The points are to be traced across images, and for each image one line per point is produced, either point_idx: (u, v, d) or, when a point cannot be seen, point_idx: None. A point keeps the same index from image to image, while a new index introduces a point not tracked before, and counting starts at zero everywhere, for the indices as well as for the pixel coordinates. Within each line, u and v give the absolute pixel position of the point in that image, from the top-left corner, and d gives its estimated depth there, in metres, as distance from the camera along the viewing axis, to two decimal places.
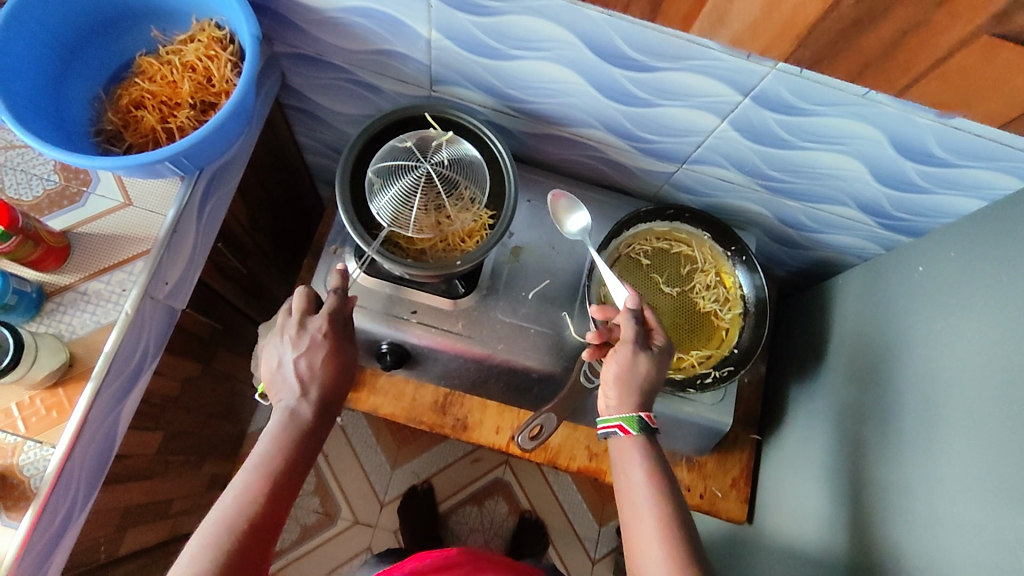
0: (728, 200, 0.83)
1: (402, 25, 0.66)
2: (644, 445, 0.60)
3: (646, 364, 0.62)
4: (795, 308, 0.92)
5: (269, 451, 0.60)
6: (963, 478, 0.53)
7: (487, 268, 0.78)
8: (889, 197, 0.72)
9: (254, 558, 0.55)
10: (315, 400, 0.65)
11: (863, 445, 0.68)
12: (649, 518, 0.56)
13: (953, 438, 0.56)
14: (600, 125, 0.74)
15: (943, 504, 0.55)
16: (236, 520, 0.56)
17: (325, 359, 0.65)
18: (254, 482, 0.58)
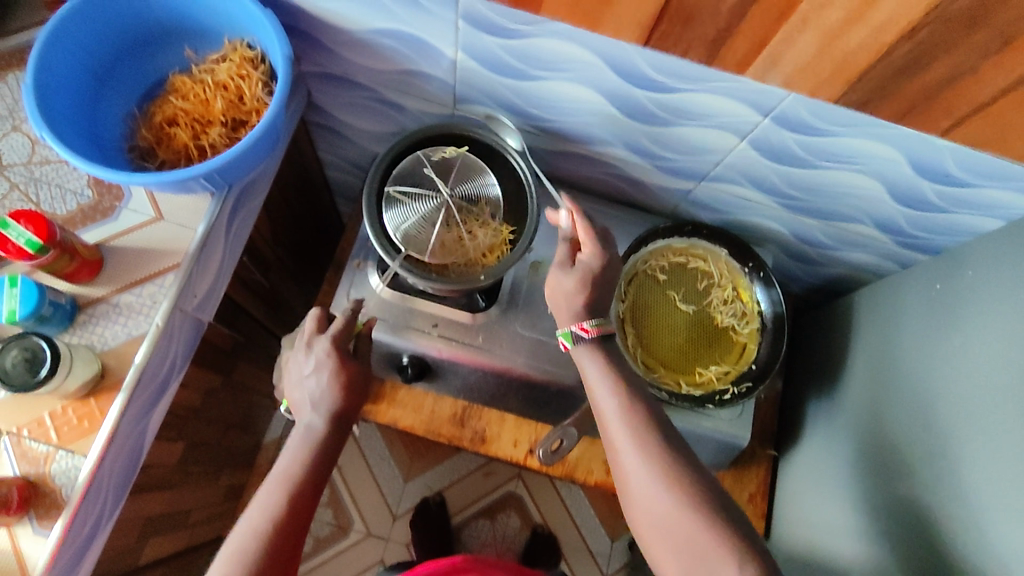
0: (745, 217, 0.84)
1: (429, 46, 0.68)
2: (590, 349, 0.64)
3: (566, 280, 0.66)
4: (811, 325, 0.93)
5: (290, 463, 0.62)
6: (988, 496, 0.54)
7: (507, 283, 0.79)
8: (906, 216, 0.72)
9: (278, 565, 0.56)
10: (328, 413, 0.65)
11: (884, 463, 0.68)
12: (615, 417, 0.60)
13: (977, 456, 0.56)
14: (620, 144, 0.76)
15: (968, 523, 0.55)
16: (258, 527, 0.57)
17: (331, 377, 0.65)
18: (277, 492, 0.60)
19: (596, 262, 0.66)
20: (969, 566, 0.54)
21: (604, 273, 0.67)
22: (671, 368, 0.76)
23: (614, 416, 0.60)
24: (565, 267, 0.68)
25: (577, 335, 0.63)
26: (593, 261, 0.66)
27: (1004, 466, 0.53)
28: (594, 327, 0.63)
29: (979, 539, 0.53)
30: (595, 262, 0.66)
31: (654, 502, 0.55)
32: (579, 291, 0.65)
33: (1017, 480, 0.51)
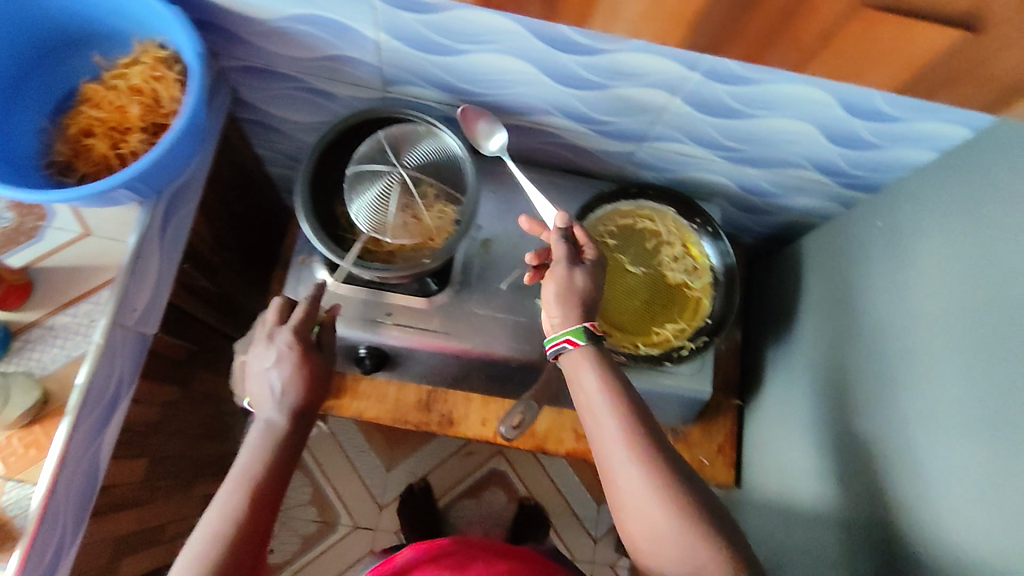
0: (691, 174, 0.84)
1: (347, 29, 0.66)
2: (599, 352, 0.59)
3: (579, 278, 0.62)
4: (765, 273, 0.94)
5: (250, 462, 0.61)
6: (927, 421, 0.55)
7: (457, 263, 0.79)
8: (845, 157, 0.73)
9: (244, 567, 0.55)
10: (287, 410, 0.65)
11: (836, 403, 0.70)
12: (615, 439, 0.54)
13: (918, 385, 0.58)
14: (558, 112, 0.74)
15: (909, 452, 0.57)
16: (222, 527, 0.56)
17: (292, 371, 0.65)
18: (237, 494, 0.59)
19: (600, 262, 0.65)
20: (910, 492, 0.56)
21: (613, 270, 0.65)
22: (628, 330, 0.77)
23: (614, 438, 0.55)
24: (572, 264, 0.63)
25: (592, 331, 0.59)
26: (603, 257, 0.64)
27: (942, 391, 0.54)
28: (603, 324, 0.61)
29: (918, 467, 0.55)
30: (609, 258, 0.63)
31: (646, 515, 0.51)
32: (592, 288, 0.62)
33: (955, 407, 0.53)
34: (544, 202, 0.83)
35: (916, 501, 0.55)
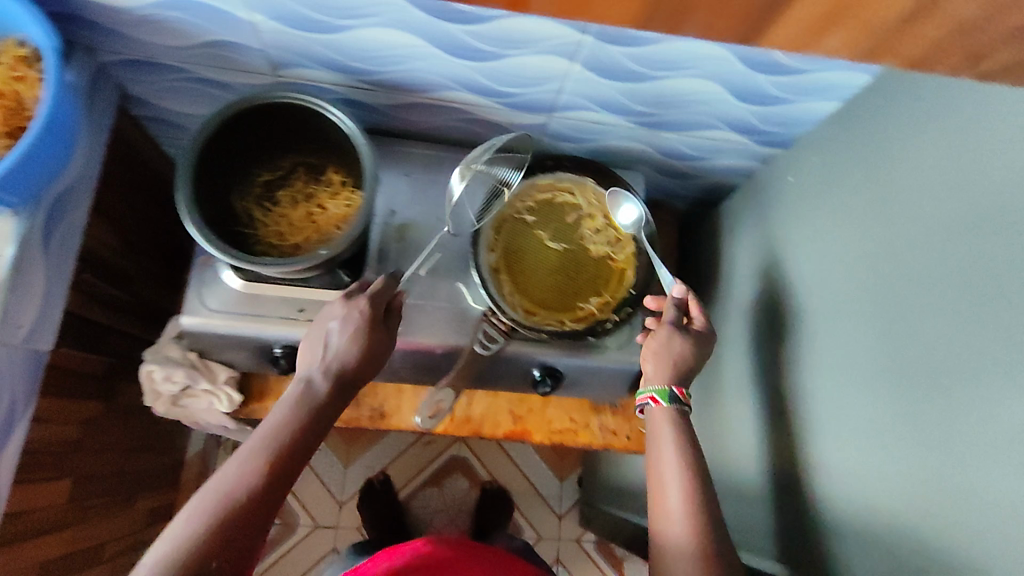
0: (608, 142, 0.82)
1: (220, 12, 0.62)
2: (672, 415, 0.68)
3: (684, 344, 0.70)
4: (697, 238, 0.93)
5: (276, 426, 0.57)
6: (855, 379, 0.55)
7: (372, 252, 0.76)
8: (755, 114, 0.71)
9: (242, 542, 0.50)
10: (333, 378, 0.61)
11: (764, 365, 0.69)
12: (675, 481, 0.62)
13: (844, 343, 0.57)
14: (459, 86, 0.71)
15: (841, 410, 0.56)
16: (226, 494, 0.51)
17: (348, 337, 0.61)
18: (256, 458, 0.54)
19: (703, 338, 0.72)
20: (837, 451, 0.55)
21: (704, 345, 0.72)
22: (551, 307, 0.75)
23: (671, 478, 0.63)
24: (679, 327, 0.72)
25: (675, 394, 0.68)
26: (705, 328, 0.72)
27: (868, 348, 0.54)
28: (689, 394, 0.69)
29: (851, 425, 0.54)
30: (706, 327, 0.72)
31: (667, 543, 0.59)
32: (692, 351, 0.70)
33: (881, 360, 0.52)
34: None
35: (847, 458, 0.54)
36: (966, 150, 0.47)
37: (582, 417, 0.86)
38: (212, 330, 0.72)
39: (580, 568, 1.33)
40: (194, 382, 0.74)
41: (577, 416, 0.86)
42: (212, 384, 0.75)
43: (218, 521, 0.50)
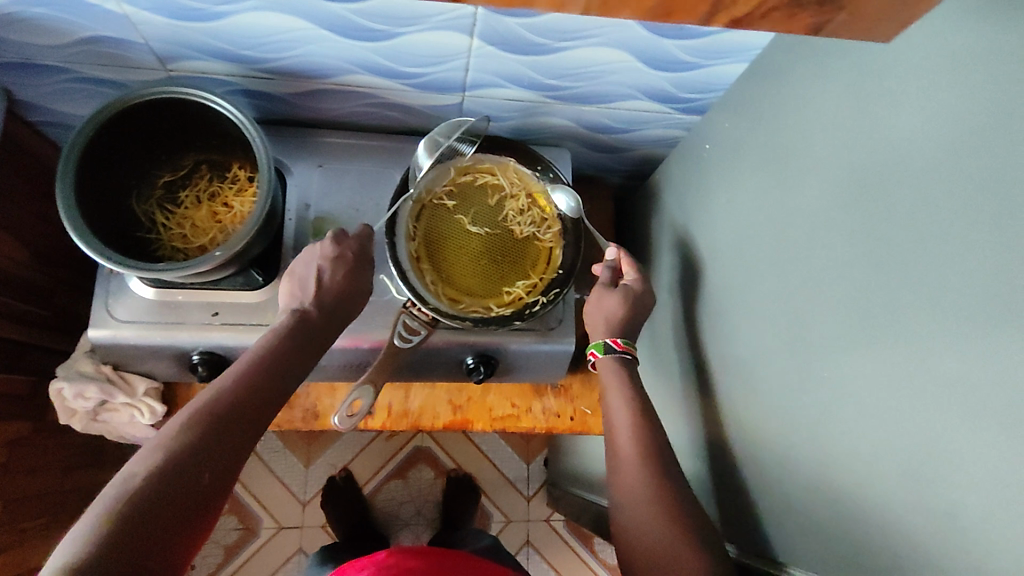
0: (530, 119, 0.79)
1: (88, 6, 0.58)
2: (619, 362, 0.68)
3: (611, 300, 0.70)
4: (635, 212, 0.91)
5: (270, 341, 0.56)
6: (782, 347, 0.53)
7: (287, 248, 0.73)
8: (671, 81, 0.69)
9: (233, 446, 0.48)
10: (321, 308, 0.61)
11: (699, 337, 0.68)
12: (633, 461, 0.59)
13: (768, 312, 0.55)
14: (359, 69, 0.68)
15: (770, 380, 0.55)
16: (216, 398, 0.49)
17: (337, 275, 0.63)
18: (247, 368, 0.53)
19: (640, 289, 0.71)
20: (770, 421, 0.54)
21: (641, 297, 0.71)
22: (477, 294, 0.72)
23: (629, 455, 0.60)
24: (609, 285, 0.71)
25: (609, 345, 0.68)
26: (637, 284, 0.71)
27: (791, 315, 0.52)
28: (626, 345, 0.69)
29: (779, 394, 0.53)
30: (638, 284, 0.71)
31: (639, 511, 0.55)
32: (620, 308, 0.69)
33: (803, 327, 0.50)
34: (381, 170, 0.78)
35: (780, 427, 0.53)
36: (865, 107, 0.46)
37: (524, 402, 0.84)
38: (122, 341, 0.69)
39: (551, 547, 1.33)
40: (111, 397, 0.71)
41: (520, 401, 0.84)
42: (131, 398, 0.73)
43: (209, 421, 0.47)
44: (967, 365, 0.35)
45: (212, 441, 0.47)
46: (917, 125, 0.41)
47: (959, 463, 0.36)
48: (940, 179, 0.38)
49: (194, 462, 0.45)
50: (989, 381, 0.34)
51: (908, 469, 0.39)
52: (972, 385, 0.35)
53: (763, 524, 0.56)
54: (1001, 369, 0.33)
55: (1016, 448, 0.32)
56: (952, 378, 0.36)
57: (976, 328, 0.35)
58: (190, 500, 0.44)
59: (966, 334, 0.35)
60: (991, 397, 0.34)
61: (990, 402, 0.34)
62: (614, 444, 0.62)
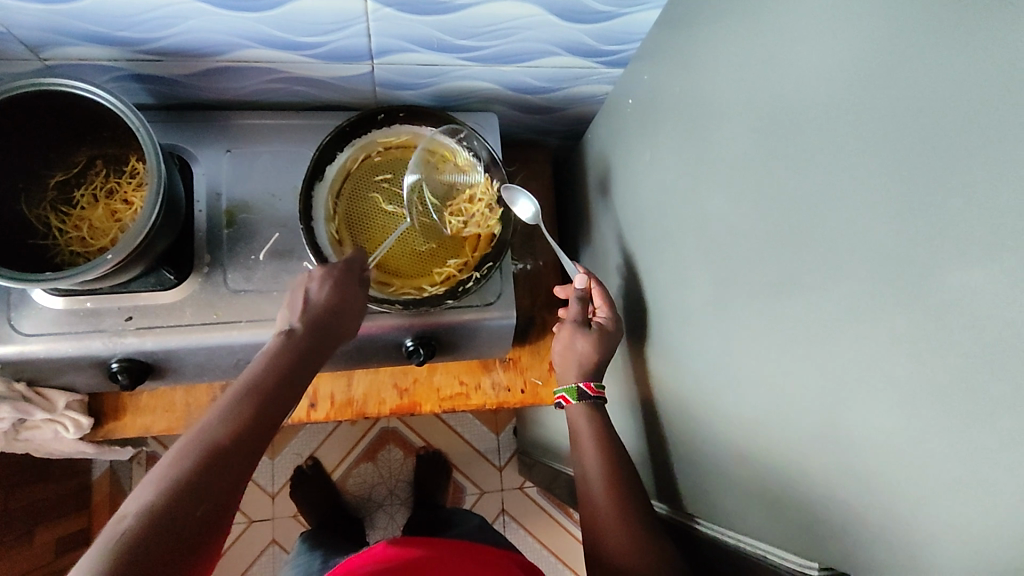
0: (450, 84, 0.74)
1: None
2: (589, 410, 0.66)
3: (582, 342, 0.67)
4: (574, 175, 0.88)
5: (260, 367, 0.50)
6: (713, 308, 0.51)
7: (201, 243, 0.69)
8: (590, 33, 0.65)
9: (225, 488, 0.42)
10: (312, 326, 0.55)
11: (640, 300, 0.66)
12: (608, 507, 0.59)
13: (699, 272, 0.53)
14: (254, 43, 0.62)
15: (703, 342, 0.53)
16: (204, 433, 0.44)
17: (327, 292, 0.57)
18: (238, 401, 0.47)
19: (614, 329, 0.68)
20: (706, 386, 0.53)
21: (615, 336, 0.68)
22: (409, 276, 0.69)
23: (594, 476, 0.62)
24: (580, 324, 0.68)
25: (583, 392, 0.66)
26: (610, 323, 0.68)
27: (719, 274, 0.50)
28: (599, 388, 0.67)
29: (712, 357, 0.52)
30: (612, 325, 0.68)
31: (602, 529, 0.58)
32: (591, 351, 0.67)
33: (730, 287, 0.48)
34: (297, 150, 0.73)
35: (714, 390, 0.51)
36: (778, 48, 0.43)
37: (473, 379, 0.82)
38: (32, 356, 0.64)
39: (526, 514, 1.34)
40: (28, 415, 0.67)
41: (468, 378, 0.82)
42: (52, 413, 0.69)
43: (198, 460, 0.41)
44: (883, 319, 0.33)
45: (201, 486, 0.41)
46: (827, 65, 0.38)
47: (876, 422, 0.34)
48: (852, 119, 0.36)
49: (179, 508, 0.39)
50: (902, 331, 0.32)
51: (831, 428, 0.38)
52: (887, 336, 0.33)
53: (703, 486, 0.55)
54: (915, 320, 0.31)
55: (929, 403, 0.31)
56: (869, 334, 0.34)
57: (889, 278, 0.33)
58: (176, 553, 0.38)
59: (880, 286, 0.34)
60: (905, 352, 0.32)
61: (904, 353, 0.32)
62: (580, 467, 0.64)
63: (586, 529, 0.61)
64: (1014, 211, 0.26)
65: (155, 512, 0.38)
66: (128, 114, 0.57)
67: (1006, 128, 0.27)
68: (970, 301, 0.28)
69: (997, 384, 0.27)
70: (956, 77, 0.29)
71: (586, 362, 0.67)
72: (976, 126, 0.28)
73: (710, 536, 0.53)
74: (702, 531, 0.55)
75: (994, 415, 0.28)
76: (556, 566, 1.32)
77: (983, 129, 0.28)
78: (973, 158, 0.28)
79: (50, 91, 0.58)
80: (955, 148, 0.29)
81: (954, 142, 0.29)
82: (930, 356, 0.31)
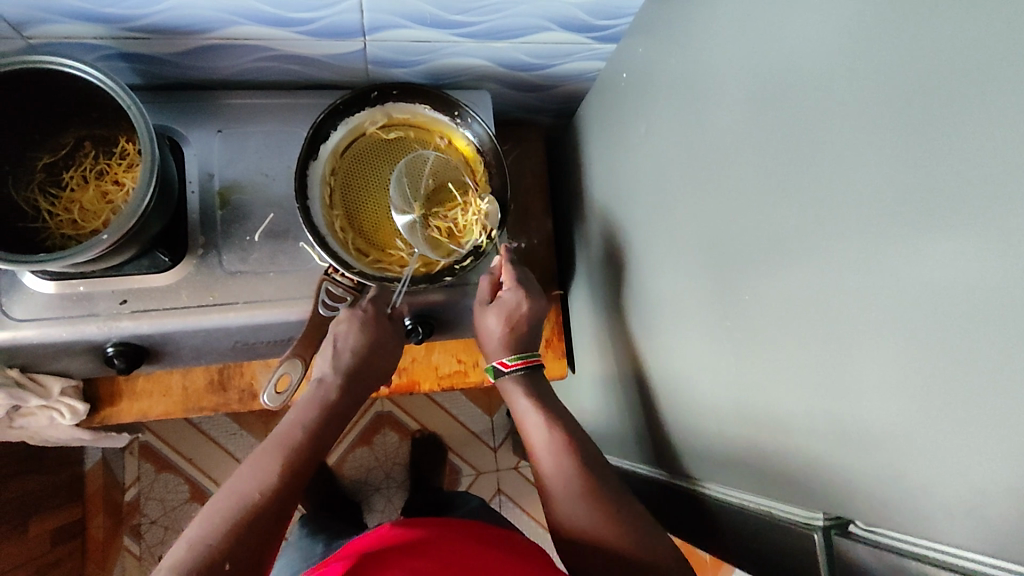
0: (440, 61, 0.74)
1: None
2: (513, 381, 0.67)
3: (488, 320, 0.68)
4: (566, 151, 0.88)
5: (297, 424, 0.59)
6: (708, 276, 0.52)
7: (194, 224, 0.68)
8: (582, 8, 0.65)
9: (261, 541, 0.49)
10: (342, 380, 0.63)
11: (636, 273, 0.67)
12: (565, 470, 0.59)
13: (695, 242, 0.54)
14: (243, 19, 0.61)
15: (699, 311, 0.54)
16: (244, 493, 0.51)
17: (358, 335, 0.65)
18: (275, 457, 0.55)
19: (513, 302, 0.68)
20: (702, 353, 0.54)
21: (525, 309, 0.68)
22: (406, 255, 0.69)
23: (565, 474, 0.58)
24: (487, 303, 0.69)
25: (497, 370, 0.68)
26: (512, 296, 0.68)
27: (714, 241, 0.51)
28: (513, 361, 0.67)
29: (707, 325, 0.53)
30: (513, 299, 0.68)
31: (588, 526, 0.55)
32: (499, 327, 0.68)
33: (726, 253, 0.49)
34: (288, 130, 0.72)
35: (710, 359, 0.52)
36: (773, 13, 0.43)
37: (470, 356, 0.82)
38: (24, 342, 0.63)
39: (522, 493, 1.36)
40: (23, 402, 0.67)
41: (465, 356, 0.82)
42: (47, 399, 0.68)
43: (238, 517, 0.49)
44: (879, 275, 0.34)
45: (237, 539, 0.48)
46: (823, 28, 0.38)
47: (872, 375, 0.35)
48: (847, 79, 0.36)
49: (218, 560, 0.46)
50: (893, 284, 0.33)
51: (827, 388, 0.39)
52: (878, 290, 0.34)
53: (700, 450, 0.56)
54: (911, 275, 0.32)
55: (928, 354, 0.32)
56: (863, 290, 0.35)
57: (884, 233, 0.34)
58: None
59: (874, 238, 0.34)
60: (903, 304, 0.33)
61: (894, 305, 0.33)
62: (545, 473, 0.60)
63: (575, 532, 0.55)
64: (1003, 160, 0.27)
65: (199, 564, 0.45)
66: (121, 93, 0.56)
67: (1000, 79, 0.28)
68: (959, 249, 0.29)
69: (988, 332, 0.28)
70: (953, 34, 0.30)
71: (501, 337, 0.68)
72: (974, 81, 0.29)
73: (710, 497, 0.55)
74: (701, 494, 0.56)
75: (988, 359, 0.29)
76: (552, 543, 1.34)
77: (976, 82, 0.29)
78: (970, 112, 0.29)
79: (41, 70, 0.57)
80: (950, 104, 0.30)
81: (950, 98, 0.30)
82: (924, 307, 0.32)
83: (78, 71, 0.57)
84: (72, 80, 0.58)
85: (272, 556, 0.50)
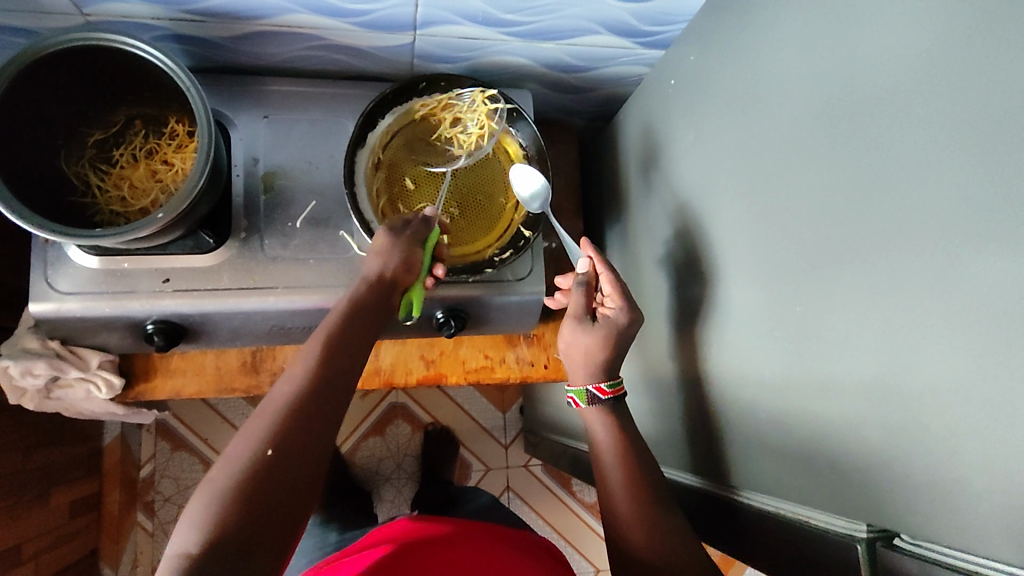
0: (487, 59, 0.75)
1: None
2: (600, 412, 0.65)
3: (586, 339, 0.66)
4: (603, 154, 0.89)
5: (320, 345, 0.52)
6: (753, 286, 0.53)
7: (239, 209, 0.69)
8: (635, 14, 0.65)
9: (295, 476, 0.45)
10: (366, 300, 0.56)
11: (676, 279, 0.67)
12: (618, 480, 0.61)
13: (741, 252, 0.54)
14: (302, 8, 0.62)
15: (741, 318, 0.54)
16: (269, 425, 0.46)
17: (383, 253, 0.59)
18: (295, 385, 0.49)
19: (619, 322, 0.66)
20: (742, 363, 0.54)
21: (627, 331, 0.66)
22: None
23: (613, 474, 0.62)
24: (586, 318, 0.67)
25: (593, 396, 0.65)
26: (617, 317, 0.66)
27: (758, 254, 0.52)
28: (611, 389, 0.66)
29: (750, 332, 0.53)
30: (617, 319, 0.66)
31: (617, 503, 0.60)
32: (599, 348, 0.66)
33: (772, 265, 0.50)
34: (334, 120, 0.73)
35: (751, 366, 0.53)
36: (841, 29, 0.43)
37: (497, 352, 0.83)
38: (68, 315, 0.64)
39: (531, 492, 1.36)
40: (62, 372, 0.68)
41: (492, 352, 0.83)
42: (85, 372, 0.69)
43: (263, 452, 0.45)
44: (942, 297, 0.35)
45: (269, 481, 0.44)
46: (892, 49, 0.39)
47: (927, 391, 0.36)
48: (914, 102, 0.37)
49: (246, 501, 0.42)
50: (960, 304, 0.34)
51: (879, 404, 0.39)
52: (940, 307, 0.35)
53: (735, 459, 0.56)
54: (978, 299, 0.33)
55: (990, 376, 0.32)
56: (923, 309, 0.36)
57: (948, 256, 0.34)
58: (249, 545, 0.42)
59: (935, 261, 0.35)
60: (966, 325, 0.33)
61: (957, 326, 0.34)
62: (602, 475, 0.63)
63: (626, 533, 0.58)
64: None
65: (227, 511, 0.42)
66: (179, 73, 0.57)
67: None
68: (1012, 270, 0.31)
69: None
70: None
71: (598, 361, 0.66)
72: None
73: (748, 505, 0.55)
74: (740, 500, 0.57)
75: None
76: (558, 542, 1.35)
77: None
78: None
79: (101, 46, 0.57)
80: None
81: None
82: (989, 330, 0.32)
83: (138, 51, 0.57)
84: (130, 58, 0.59)
85: (307, 497, 0.46)
